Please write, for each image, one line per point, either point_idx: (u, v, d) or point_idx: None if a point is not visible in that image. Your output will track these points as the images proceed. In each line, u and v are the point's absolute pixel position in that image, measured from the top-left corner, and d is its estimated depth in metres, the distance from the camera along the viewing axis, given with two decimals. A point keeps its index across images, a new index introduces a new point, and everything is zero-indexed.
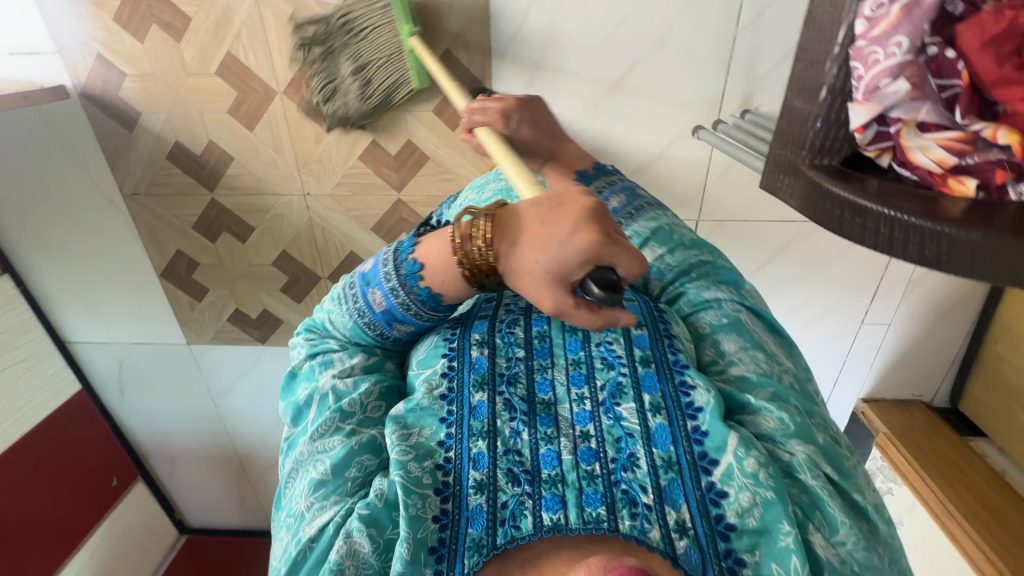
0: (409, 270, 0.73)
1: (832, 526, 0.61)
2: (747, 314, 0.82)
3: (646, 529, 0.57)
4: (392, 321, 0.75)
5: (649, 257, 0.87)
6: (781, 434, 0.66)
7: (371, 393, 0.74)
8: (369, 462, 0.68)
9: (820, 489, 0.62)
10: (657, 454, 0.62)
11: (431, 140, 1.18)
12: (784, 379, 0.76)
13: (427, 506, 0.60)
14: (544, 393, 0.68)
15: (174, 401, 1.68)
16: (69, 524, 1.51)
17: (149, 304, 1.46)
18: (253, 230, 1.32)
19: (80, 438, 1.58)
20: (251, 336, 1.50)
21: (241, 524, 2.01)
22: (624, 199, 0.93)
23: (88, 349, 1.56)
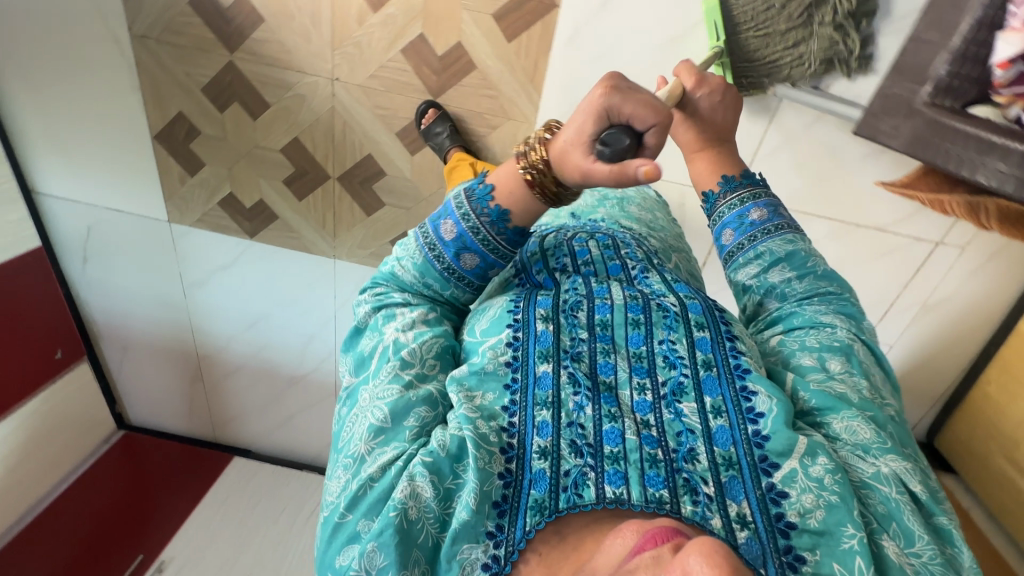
0: (481, 200, 0.65)
1: (908, 535, 0.51)
2: (857, 330, 0.67)
3: (707, 516, 0.50)
4: (461, 250, 0.66)
5: (775, 277, 0.70)
6: (866, 444, 0.56)
7: (431, 349, 0.64)
8: (425, 414, 0.60)
9: (901, 503, 0.52)
10: (717, 451, 0.55)
11: (483, 48, 1.08)
12: (889, 409, 0.62)
13: (493, 462, 0.54)
14: (607, 375, 0.60)
15: (138, 284, 1.55)
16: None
17: (134, 168, 1.34)
18: (268, 108, 1.21)
19: (29, 299, 1.45)
20: (239, 227, 1.40)
21: (185, 431, 1.89)
22: (763, 213, 0.73)
23: (56, 205, 1.42)
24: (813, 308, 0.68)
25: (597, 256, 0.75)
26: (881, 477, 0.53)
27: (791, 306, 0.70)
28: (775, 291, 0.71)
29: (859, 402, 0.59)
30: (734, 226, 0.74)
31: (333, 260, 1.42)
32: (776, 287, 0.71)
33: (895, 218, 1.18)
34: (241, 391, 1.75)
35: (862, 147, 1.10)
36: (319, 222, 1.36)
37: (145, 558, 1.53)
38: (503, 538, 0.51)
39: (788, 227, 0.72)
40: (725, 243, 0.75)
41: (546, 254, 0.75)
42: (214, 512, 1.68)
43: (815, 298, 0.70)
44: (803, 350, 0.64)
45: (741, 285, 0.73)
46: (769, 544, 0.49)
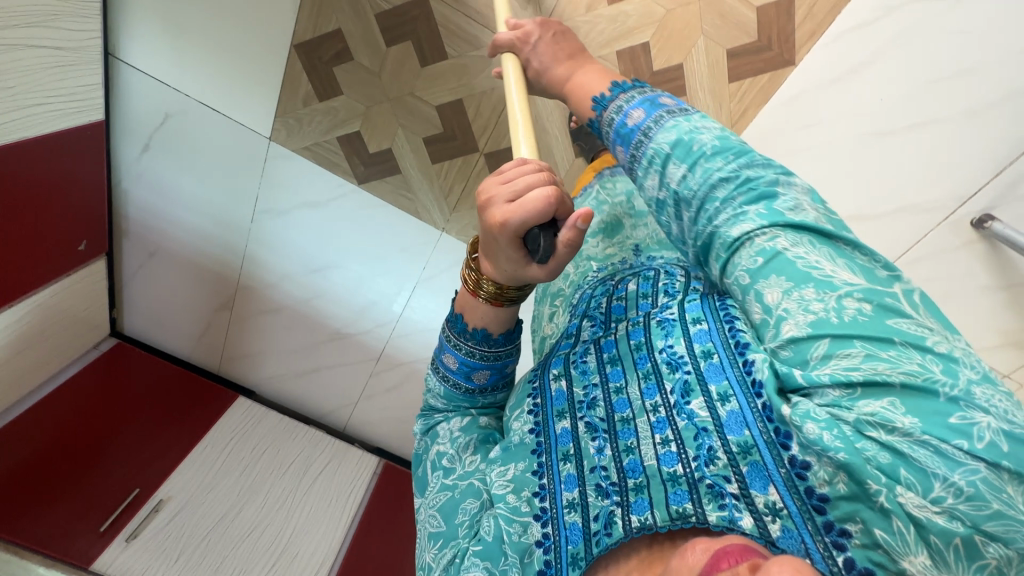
0: (460, 329, 0.60)
1: (926, 479, 0.31)
2: (773, 214, 0.41)
3: (736, 517, 0.37)
4: (467, 373, 0.60)
5: (673, 182, 0.48)
6: (833, 398, 0.35)
7: (468, 446, 0.57)
8: (472, 506, 0.51)
9: (919, 451, 0.32)
10: (732, 440, 0.39)
11: (703, 79, 1.04)
12: (856, 304, 0.36)
13: (528, 532, 0.47)
14: (623, 410, 0.48)
15: (200, 192, 1.36)
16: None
17: (254, 70, 1.16)
18: (445, 60, 1.09)
19: (73, 177, 1.23)
20: (350, 169, 1.26)
21: (187, 354, 1.71)
22: (642, 113, 0.54)
23: (137, 81, 1.21)
24: (719, 197, 0.44)
25: (631, 288, 0.58)
26: (873, 421, 0.33)
27: (705, 227, 0.45)
28: (675, 198, 0.48)
29: (811, 338, 0.37)
30: (621, 143, 0.55)
31: (439, 233, 1.32)
32: (680, 195, 0.47)
33: (983, 345, 1.19)
34: (274, 332, 1.59)
35: (987, 280, 1.14)
36: (442, 192, 1.25)
37: (141, 493, 1.38)
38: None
39: (671, 116, 0.51)
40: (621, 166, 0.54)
41: (591, 304, 0.62)
42: (219, 453, 1.55)
43: (718, 189, 0.45)
44: (738, 271, 0.42)
45: (657, 208, 0.51)
46: (808, 528, 0.34)
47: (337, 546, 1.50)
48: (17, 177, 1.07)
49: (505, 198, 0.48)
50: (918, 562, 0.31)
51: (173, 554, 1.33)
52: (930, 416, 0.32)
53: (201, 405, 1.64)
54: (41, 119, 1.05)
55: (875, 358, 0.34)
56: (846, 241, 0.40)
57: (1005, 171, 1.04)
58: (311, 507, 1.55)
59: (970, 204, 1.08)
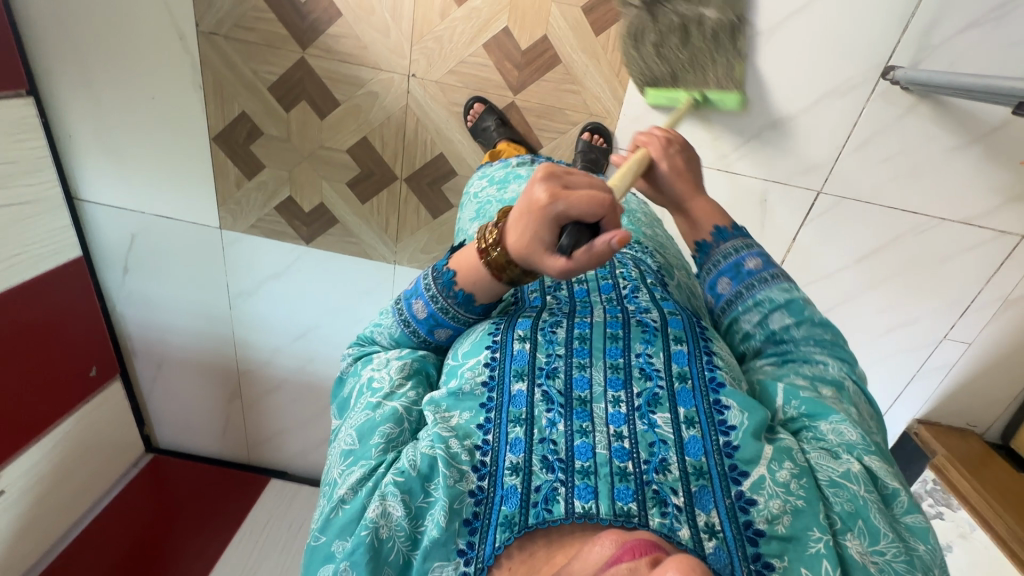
0: (444, 283, 0.63)
1: (873, 534, 0.48)
2: (848, 367, 0.63)
3: (676, 526, 0.47)
4: (435, 327, 0.65)
5: (778, 320, 0.63)
6: (853, 443, 0.54)
7: (403, 371, 0.63)
8: (391, 431, 0.57)
9: (868, 502, 0.49)
10: (688, 461, 0.51)
11: (569, 41, 1.06)
12: (873, 437, 0.58)
13: (463, 479, 0.51)
14: (582, 389, 0.56)
15: (182, 293, 1.47)
16: (17, 421, 1.25)
17: (188, 170, 1.28)
18: (338, 106, 1.17)
19: (67, 310, 1.36)
20: (296, 233, 1.34)
21: (216, 453, 1.79)
22: (759, 262, 0.67)
23: (101, 212, 1.36)
24: (813, 349, 0.63)
25: (591, 275, 0.72)
26: (856, 476, 0.51)
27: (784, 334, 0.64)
28: (773, 337, 0.64)
29: (851, 420, 0.56)
30: (732, 274, 0.67)
31: (393, 266, 1.36)
32: (778, 335, 0.63)
33: (983, 209, 1.14)
34: (283, 407, 1.66)
35: (952, 139, 1.08)
36: (381, 226, 1.30)
37: None
38: (475, 555, 0.48)
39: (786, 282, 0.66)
40: (720, 293, 0.68)
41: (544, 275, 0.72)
42: (258, 535, 1.58)
43: (812, 326, 0.64)
44: (797, 374, 0.60)
45: (741, 335, 0.66)
46: (738, 552, 0.46)
47: None
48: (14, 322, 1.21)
49: (559, 186, 0.53)
50: None
51: None
52: (900, 507, 0.52)
53: (234, 496, 1.70)
54: (21, 267, 1.20)
55: (884, 460, 0.55)
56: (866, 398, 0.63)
57: (911, 24, 0.99)
58: None
59: (894, 61, 1.03)
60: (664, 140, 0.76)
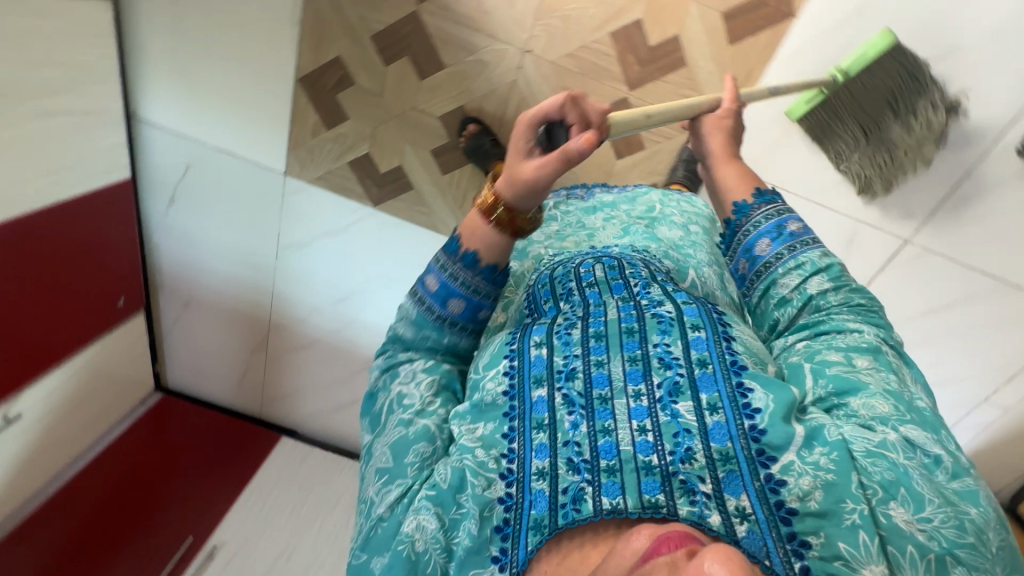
0: (452, 251, 0.59)
1: (917, 499, 0.45)
2: (886, 334, 0.59)
3: (705, 513, 0.44)
4: (446, 299, 0.60)
5: (812, 286, 0.63)
6: (887, 416, 0.50)
7: (432, 388, 0.60)
8: (424, 449, 0.55)
9: (909, 469, 0.46)
10: (714, 448, 0.48)
11: (701, 46, 1.02)
12: (925, 403, 0.53)
13: (491, 488, 0.50)
14: (602, 387, 0.52)
15: (225, 235, 1.40)
16: (39, 345, 1.17)
17: (262, 106, 1.20)
18: (441, 70, 1.11)
19: (107, 235, 1.29)
20: (364, 193, 1.27)
21: (225, 402, 1.72)
22: (800, 226, 0.68)
23: (158, 136, 1.27)
24: (846, 318, 0.59)
25: (600, 274, 0.65)
26: (893, 445, 0.47)
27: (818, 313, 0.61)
28: (811, 303, 0.62)
29: (887, 392, 0.52)
30: (773, 232, 0.68)
31: None
32: (813, 299, 0.62)
33: None
34: (307, 367, 1.60)
35: None
36: (456, 201, 1.25)
37: (194, 540, 1.39)
38: (509, 561, 0.47)
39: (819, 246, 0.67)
40: (760, 254, 0.68)
41: (555, 283, 0.66)
42: (266, 494, 1.53)
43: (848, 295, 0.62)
44: (830, 348, 0.56)
45: (777, 301, 0.64)
46: (772, 534, 0.44)
47: None
48: (52, 241, 1.12)
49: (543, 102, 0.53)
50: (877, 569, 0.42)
51: None
52: (950, 469, 0.48)
53: (243, 449, 1.64)
54: (70, 183, 1.11)
55: (927, 423, 0.51)
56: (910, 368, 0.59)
57: None
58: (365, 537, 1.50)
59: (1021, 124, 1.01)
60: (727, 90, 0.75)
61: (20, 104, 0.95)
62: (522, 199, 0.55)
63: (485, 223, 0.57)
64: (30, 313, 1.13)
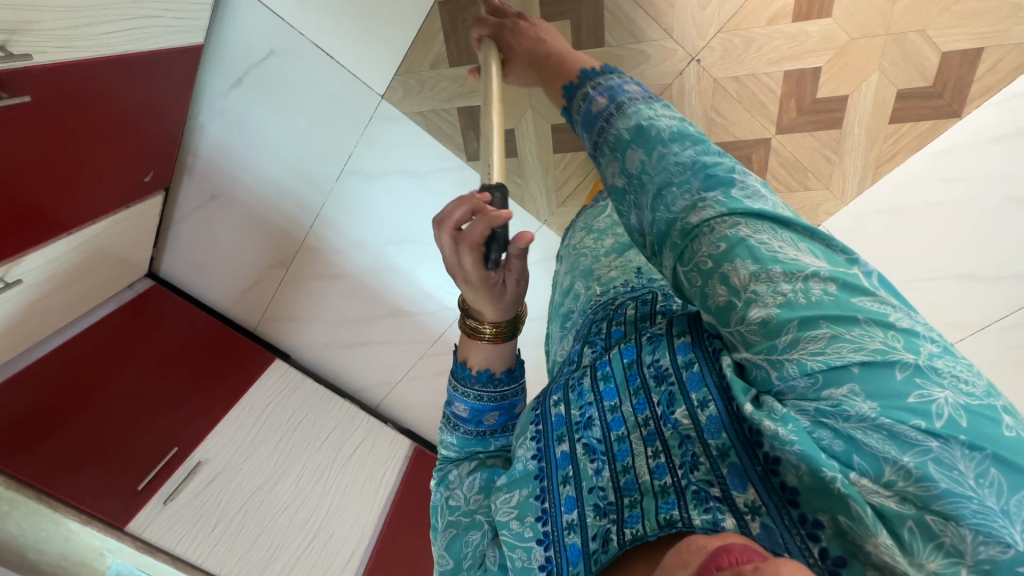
0: (464, 375, 0.63)
1: (872, 461, 0.33)
2: (731, 202, 0.45)
3: (719, 518, 0.37)
4: (476, 419, 0.62)
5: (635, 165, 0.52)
6: (801, 392, 0.37)
7: (476, 487, 0.58)
8: (474, 539, 0.54)
9: (861, 432, 0.34)
10: (711, 443, 0.41)
11: (862, 115, 1.02)
12: (821, 286, 0.39)
13: (531, 557, 0.48)
14: (618, 428, 0.48)
15: (285, 138, 1.24)
16: (57, 208, 1.00)
17: (384, 17, 1.06)
18: (600, 47, 1.01)
19: (161, 102, 1.10)
20: (462, 144, 1.18)
21: (222, 306, 1.60)
22: (603, 102, 0.58)
23: (248, 6, 1.09)
24: (707, 210, 0.45)
25: (630, 313, 0.59)
26: (832, 409, 0.35)
27: (666, 212, 0.48)
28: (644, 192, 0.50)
29: (782, 308, 0.39)
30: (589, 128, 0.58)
31: (539, 225, 1.25)
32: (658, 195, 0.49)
33: None
34: (328, 298, 1.50)
35: None
36: (555, 183, 1.19)
37: (179, 452, 1.26)
38: None
39: (636, 103, 0.56)
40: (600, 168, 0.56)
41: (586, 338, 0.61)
42: (256, 417, 1.45)
43: (678, 179, 0.48)
44: (710, 272, 0.43)
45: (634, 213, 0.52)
46: (784, 522, 0.36)
47: (368, 534, 1.44)
48: (103, 93, 0.93)
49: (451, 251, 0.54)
50: (882, 544, 0.31)
51: (210, 522, 1.22)
52: (889, 397, 0.34)
53: (235, 362, 1.53)
54: (145, 34, 0.93)
55: (837, 323, 0.37)
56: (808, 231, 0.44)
57: None
58: (346, 485, 1.48)
59: None
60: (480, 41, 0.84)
61: None
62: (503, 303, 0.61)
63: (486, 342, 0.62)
64: (55, 168, 0.94)
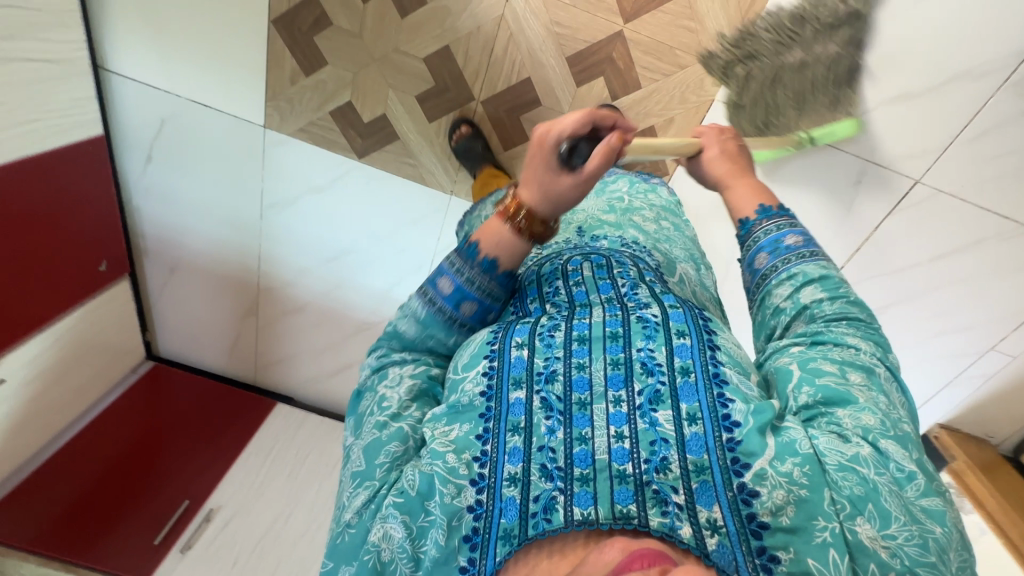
0: (468, 254, 0.53)
1: (884, 517, 0.40)
2: (885, 350, 0.51)
3: (676, 525, 0.40)
4: (459, 302, 0.53)
5: (811, 296, 0.53)
6: (868, 429, 0.44)
7: (411, 392, 0.52)
8: (395, 450, 0.47)
9: (884, 487, 0.41)
10: (689, 459, 0.42)
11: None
12: (911, 425, 0.46)
13: (460, 495, 0.43)
14: (581, 391, 0.46)
15: (207, 194, 1.34)
16: (16, 307, 1.12)
17: (234, 56, 1.14)
18: (424, 6, 1.05)
19: (84, 195, 1.24)
20: (348, 145, 1.21)
21: (220, 369, 1.70)
22: (798, 241, 0.57)
23: (128, 88, 1.21)
24: (845, 331, 0.50)
25: (586, 274, 0.59)
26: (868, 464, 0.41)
27: (816, 322, 0.52)
28: (804, 312, 0.53)
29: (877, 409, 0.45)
30: (766, 252, 0.58)
31: (448, 198, 1.25)
32: (807, 309, 0.53)
33: None
34: (300, 331, 1.57)
35: None
36: (445, 151, 1.19)
37: (191, 503, 1.36)
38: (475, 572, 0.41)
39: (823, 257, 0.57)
40: (756, 268, 0.58)
41: (542, 281, 0.60)
42: (263, 459, 1.52)
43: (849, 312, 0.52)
44: (826, 356, 0.48)
45: (771, 311, 0.56)
46: (742, 548, 0.39)
47: None
48: (16, 201, 1.06)
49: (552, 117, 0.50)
50: None
51: (229, 560, 1.30)
52: (925, 489, 0.42)
53: (241, 416, 1.62)
54: (36, 136, 1.05)
55: (914, 446, 0.44)
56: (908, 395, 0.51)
57: None
58: None
59: None
60: (720, 129, 0.70)
61: None
62: (540, 201, 0.51)
63: (507, 226, 0.52)
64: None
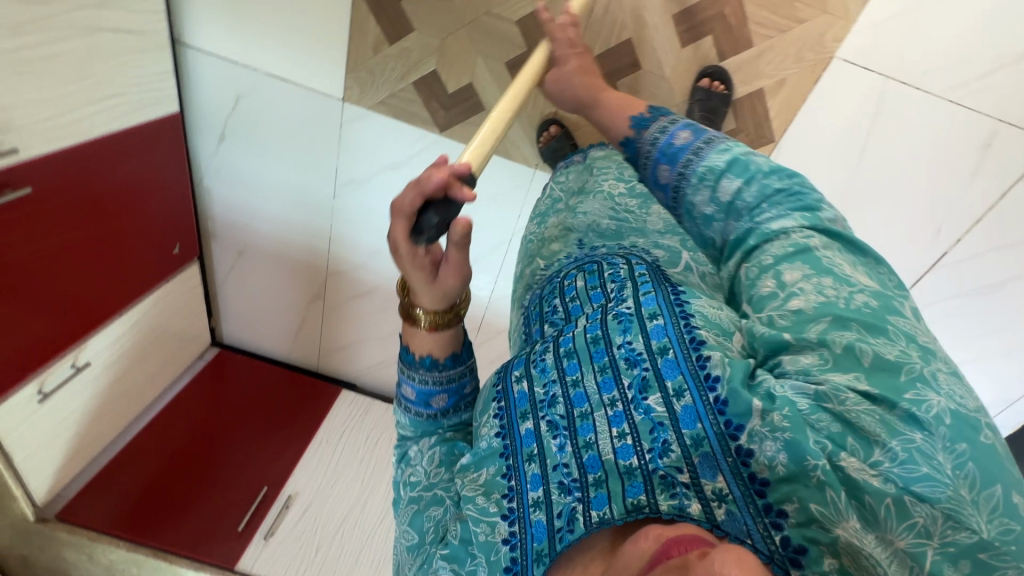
0: (408, 360, 0.55)
1: (869, 445, 0.35)
2: (812, 219, 0.46)
3: (685, 504, 0.37)
4: (421, 404, 0.54)
5: (727, 189, 0.51)
6: (809, 367, 0.39)
7: (434, 460, 0.52)
8: (436, 515, 0.48)
9: (863, 415, 0.36)
10: (685, 434, 0.40)
11: None
12: (865, 298, 0.41)
13: (495, 531, 0.42)
14: (582, 405, 0.44)
15: (277, 172, 1.30)
16: (97, 291, 1.10)
17: (317, 25, 1.09)
18: None
19: (160, 176, 1.20)
20: (430, 118, 1.16)
21: (281, 356, 1.67)
22: (689, 134, 0.58)
23: (203, 63, 1.17)
24: (766, 217, 0.48)
25: (580, 286, 0.56)
26: (831, 394, 0.36)
27: (747, 224, 0.49)
28: (732, 210, 0.51)
29: (817, 315, 0.40)
30: (667, 160, 0.57)
31: (531, 173, 1.19)
32: (732, 204, 0.51)
33: None
34: (367, 316, 1.53)
35: None
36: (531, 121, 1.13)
37: (269, 491, 1.33)
38: None
39: (720, 138, 0.55)
40: (665, 182, 0.57)
41: (541, 305, 0.59)
42: (333, 445, 1.49)
43: (769, 200, 0.49)
44: (762, 273, 0.45)
45: (704, 222, 0.53)
46: (749, 510, 0.36)
47: None
48: (96, 178, 1.02)
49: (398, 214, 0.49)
50: (851, 527, 0.34)
51: (311, 547, 1.27)
52: (890, 387, 0.36)
53: (308, 402, 1.58)
54: (115, 111, 1.01)
55: (861, 335, 0.39)
56: (867, 254, 0.45)
57: None
58: None
59: None
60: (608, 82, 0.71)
61: (66, 11, 0.86)
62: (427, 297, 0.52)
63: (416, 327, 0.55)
64: (80, 253, 1.03)
